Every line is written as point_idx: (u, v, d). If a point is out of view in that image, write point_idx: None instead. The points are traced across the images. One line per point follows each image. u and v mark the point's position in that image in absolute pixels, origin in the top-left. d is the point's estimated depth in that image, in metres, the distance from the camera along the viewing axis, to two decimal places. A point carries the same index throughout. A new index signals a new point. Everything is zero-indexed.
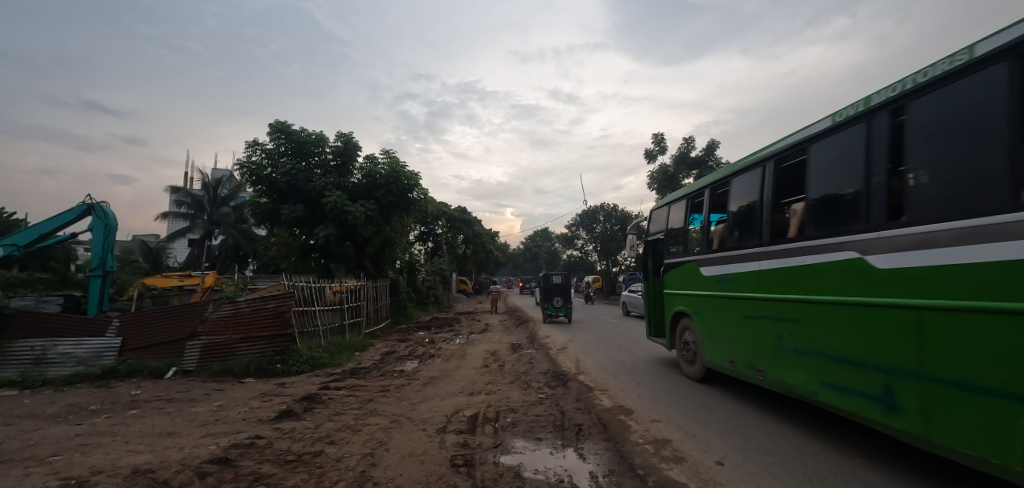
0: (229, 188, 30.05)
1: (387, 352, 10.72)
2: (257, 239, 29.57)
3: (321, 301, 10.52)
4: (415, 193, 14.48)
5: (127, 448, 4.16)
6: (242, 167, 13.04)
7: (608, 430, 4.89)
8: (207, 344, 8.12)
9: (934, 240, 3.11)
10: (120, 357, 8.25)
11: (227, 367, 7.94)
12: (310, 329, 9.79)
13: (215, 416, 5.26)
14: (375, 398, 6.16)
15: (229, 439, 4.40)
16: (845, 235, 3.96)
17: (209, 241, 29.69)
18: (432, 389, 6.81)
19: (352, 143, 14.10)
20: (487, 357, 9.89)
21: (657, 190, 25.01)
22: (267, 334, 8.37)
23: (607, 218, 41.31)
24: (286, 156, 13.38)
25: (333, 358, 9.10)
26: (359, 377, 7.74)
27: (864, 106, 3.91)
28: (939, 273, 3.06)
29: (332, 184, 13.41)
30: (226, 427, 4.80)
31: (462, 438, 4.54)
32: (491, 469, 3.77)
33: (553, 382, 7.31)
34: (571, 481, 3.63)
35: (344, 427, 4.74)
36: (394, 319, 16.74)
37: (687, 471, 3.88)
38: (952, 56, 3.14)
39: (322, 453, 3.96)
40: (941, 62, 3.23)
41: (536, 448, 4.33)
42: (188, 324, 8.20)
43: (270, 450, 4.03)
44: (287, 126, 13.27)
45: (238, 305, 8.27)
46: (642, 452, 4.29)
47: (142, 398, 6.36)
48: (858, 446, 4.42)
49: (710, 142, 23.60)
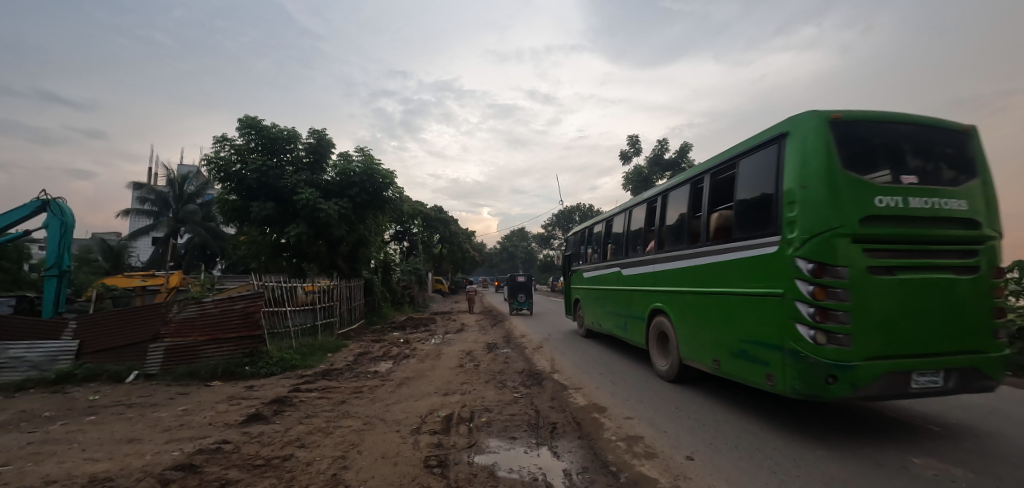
0: (195, 185, 29.43)
1: (360, 352, 10.57)
2: (225, 238, 28.70)
3: (292, 301, 10.30)
4: (390, 192, 14.31)
5: (84, 456, 3.99)
6: (210, 163, 12.65)
7: (582, 428, 4.95)
8: (171, 346, 7.84)
9: (761, 248, 4.60)
10: (77, 360, 7.89)
11: (192, 370, 7.69)
12: (281, 330, 9.57)
13: (179, 421, 5.09)
14: (348, 400, 6.07)
15: (194, 444, 4.26)
16: (717, 248, 5.46)
17: (175, 239, 28.75)
18: (407, 390, 6.76)
19: (326, 140, 13.84)
20: (462, 356, 9.86)
21: (633, 191, 25.38)
22: (235, 335, 8.14)
23: (582, 218, 41.69)
24: (256, 152, 13.03)
25: (305, 359, 8.92)
26: (331, 379, 7.60)
27: (722, 159, 5.64)
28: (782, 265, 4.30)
29: (304, 181, 13.13)
30: (191, 432, 4.66)
31: (436, 438, 4.52)
32: (464, 469, 3.76)
33: (527, 380, 7.35)
34: (544, 479, 3.65)
35: (316, 430, 4.66)
36: (369, 319, 16.51)
37: (659, 466, 3.95)
38: (777, 124, 4.61)
39: (292, 457, 3.88)
40: (771, 129, 4.73)
41: (511, 447, 4.34)
42: (151, 326, 7.91)
43: (237, 455, 3.92)
44: (256, 121, 12.86)
45: (204, 306, 8.02)
46: (615, 449, 4.35)
47: (101, 403, 6.10)
48: (822, 441, 4.58)
49: (683, 144, 24.07)
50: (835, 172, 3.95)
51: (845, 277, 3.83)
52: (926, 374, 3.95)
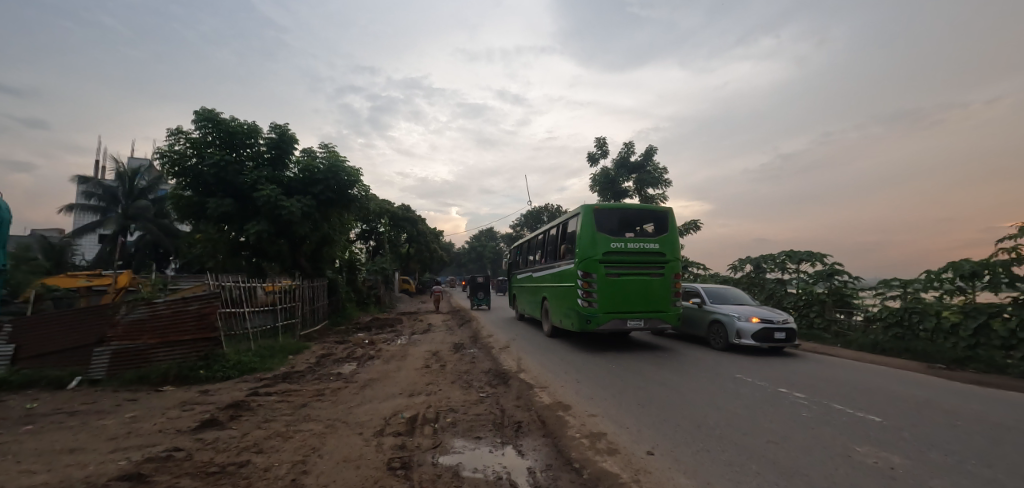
0: (147, 180, 28.03)
1: (323, 354, 10.33)
2: (179, 235, 27.43)
3: (251, 302, 9.96)
4: (355, 190, 14.01)
5: (19, 469, 3.76)
6: (164, 156, 12.12)
7: (546, 426, 5.01)
8: (119, 350, 7.45)
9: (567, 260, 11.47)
10: (12, 366, 7.39)
11: (142, 375, 7.32)
12: (238, 332, 9.24)
13: (127, 429, 4.85)
14: (309, 403, 5.92)
15: (143, 452, 4.07)
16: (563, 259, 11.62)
17: (124, 237, 27.28)
18: (371, 391, 6.66)
19: (288, 135, 13.43)
20: (428, 357, 9.77)
21: (600, 192, 25.81)
22: (189, 338, 7.81)
23: (550, 218, 42.02)
24: (214, 146, 12.55)
25: (264, 362, 8.65)
26: (292, 382, 7.40)
27: (590, 211, 10.35)
28: (593, 266, 10.01)
29: (265, 178, 12.71)
30: (140, 440, 4.45)
31: (400, 440, 4.48)
32: (429, 470, 3.74)
33: (494, 380, 7.38)
34: (508, 478, 3.68)
35: (275, 434, 4.53)
36: (332, 320, 16.13)
37: (620, 462, 4.04)
38: (587, 208, 10.50)
39: (249, 463, 3.76)
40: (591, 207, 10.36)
41: (476, 447, 4.35)
42: (97, 329, 7.50)
43: (190, 463, 3.78)
44: (215, 114, 12.41)
45: (156, 307, 7.65)
46: (578, 445, 4.43)
47: (38, 412, 5.73)
48: (775, 435, 4.78)
49: (649, 147, 24.67)
50: (595, 234, 10.08)
51: (594, 275, 10.03)
52: (635, 321, 10.02)
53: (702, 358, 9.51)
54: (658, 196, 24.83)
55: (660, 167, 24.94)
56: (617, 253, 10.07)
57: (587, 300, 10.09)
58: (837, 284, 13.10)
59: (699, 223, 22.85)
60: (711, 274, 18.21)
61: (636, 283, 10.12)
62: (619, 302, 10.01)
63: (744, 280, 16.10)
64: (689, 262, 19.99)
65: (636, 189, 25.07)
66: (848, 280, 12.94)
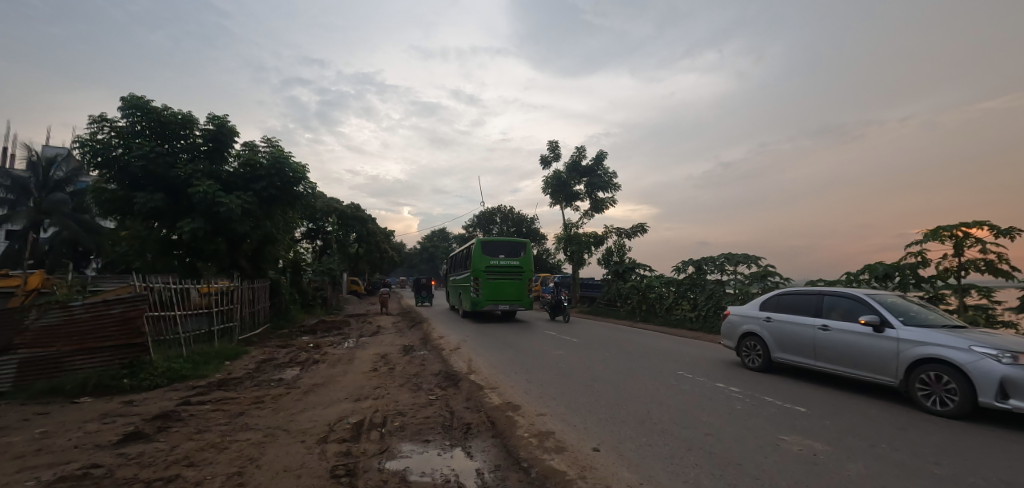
0: (64, 171, 25.84)
1: (264, 359, 9.86)
2: (101, 232, 25.30)
3: (184, 305, 9.35)
4: (301, 187, 13.49)
5: None
6: (84, 146, 11.15)
7: (496, 426, 5.02)
8: (27, 358, 6.77)
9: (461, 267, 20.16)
10: None
11: (55, 385, 6.71)
12: (168, 337, 8.65)
13: (36, 445, 4.42)
14: (247, 411, 5.64)
15: (55, 470, 3.74)
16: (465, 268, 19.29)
17: (36, 233, 24.88)
18: (315, 397, 6.43)
19: (228, 127, 12.72)
20: (377, 360, 9.56)
21: (552, 194, 26.20)
22: (112, 344, 7.22)
23: (503, 219, 42.21)
24: (143, 136, 11.69)
25: (197, 369, 8.15)
26: (228, 389, 7.02)
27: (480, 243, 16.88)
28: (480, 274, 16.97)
29: (201, 172, 11.98)
30: (51, 457, 4.07)
31: (345, 446, 4.35)
32: (375, 476, 3.67)
33: (444, 382, 7.32)
34: (457, 480, 3.67)
35: (209, 446, 4.29)
36: (274, 323, 15.42)
37: (567, 460, 4.13)
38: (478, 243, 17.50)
39: (179, 478, 3.54)
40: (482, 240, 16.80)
41: (424, 451, 4.30)
42: (1, 335, 6.79)
43: (110, 480, 3.50)
44: (144, 102, 11.56)
45: (73, 311, 7.03)
46: (527, 445, 4.48)
47: None
48: (712, 428, 5.04)
49: (600, 152, 25.35)
50: (483, 256, 16.85)
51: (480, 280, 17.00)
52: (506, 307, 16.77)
53: (647, 356, 9.86)
54: (608, 199, 25.53)
55: (610, 171, 25.65)
56: (496, 267, 17.06)
57: (477, 294, 16.72)
58: (770, 284, 13.97)
59: (646, 226, 23.69)
60: (657, 275, 18.90)
61: (507, 284, 17.00)
62: (493, 295, 16.97)
63: (687, 281, 16.83)
64: (637, 263, 20.67)
65: (587, 192, 25.68)
66: (780, 281, 13.83)
